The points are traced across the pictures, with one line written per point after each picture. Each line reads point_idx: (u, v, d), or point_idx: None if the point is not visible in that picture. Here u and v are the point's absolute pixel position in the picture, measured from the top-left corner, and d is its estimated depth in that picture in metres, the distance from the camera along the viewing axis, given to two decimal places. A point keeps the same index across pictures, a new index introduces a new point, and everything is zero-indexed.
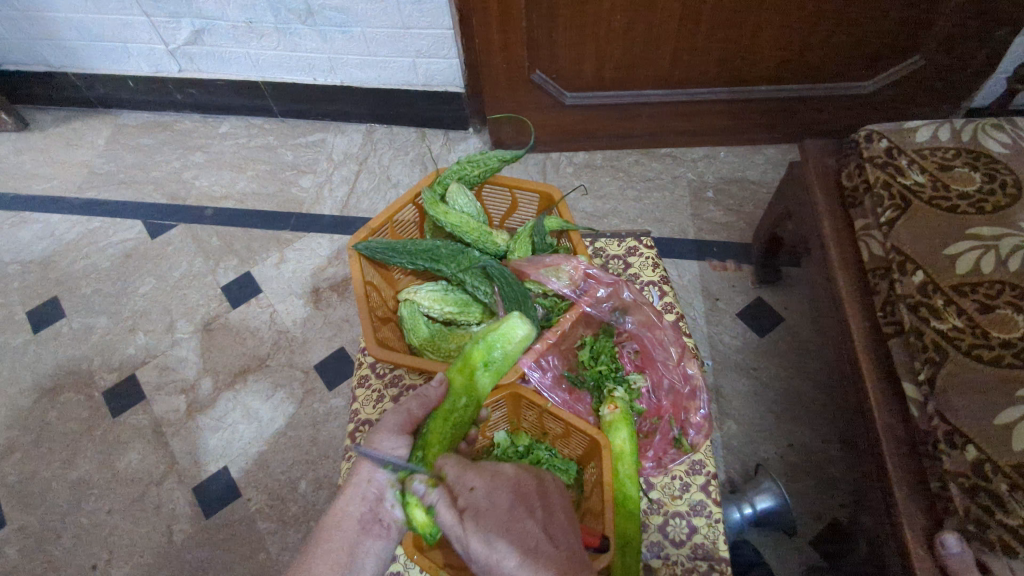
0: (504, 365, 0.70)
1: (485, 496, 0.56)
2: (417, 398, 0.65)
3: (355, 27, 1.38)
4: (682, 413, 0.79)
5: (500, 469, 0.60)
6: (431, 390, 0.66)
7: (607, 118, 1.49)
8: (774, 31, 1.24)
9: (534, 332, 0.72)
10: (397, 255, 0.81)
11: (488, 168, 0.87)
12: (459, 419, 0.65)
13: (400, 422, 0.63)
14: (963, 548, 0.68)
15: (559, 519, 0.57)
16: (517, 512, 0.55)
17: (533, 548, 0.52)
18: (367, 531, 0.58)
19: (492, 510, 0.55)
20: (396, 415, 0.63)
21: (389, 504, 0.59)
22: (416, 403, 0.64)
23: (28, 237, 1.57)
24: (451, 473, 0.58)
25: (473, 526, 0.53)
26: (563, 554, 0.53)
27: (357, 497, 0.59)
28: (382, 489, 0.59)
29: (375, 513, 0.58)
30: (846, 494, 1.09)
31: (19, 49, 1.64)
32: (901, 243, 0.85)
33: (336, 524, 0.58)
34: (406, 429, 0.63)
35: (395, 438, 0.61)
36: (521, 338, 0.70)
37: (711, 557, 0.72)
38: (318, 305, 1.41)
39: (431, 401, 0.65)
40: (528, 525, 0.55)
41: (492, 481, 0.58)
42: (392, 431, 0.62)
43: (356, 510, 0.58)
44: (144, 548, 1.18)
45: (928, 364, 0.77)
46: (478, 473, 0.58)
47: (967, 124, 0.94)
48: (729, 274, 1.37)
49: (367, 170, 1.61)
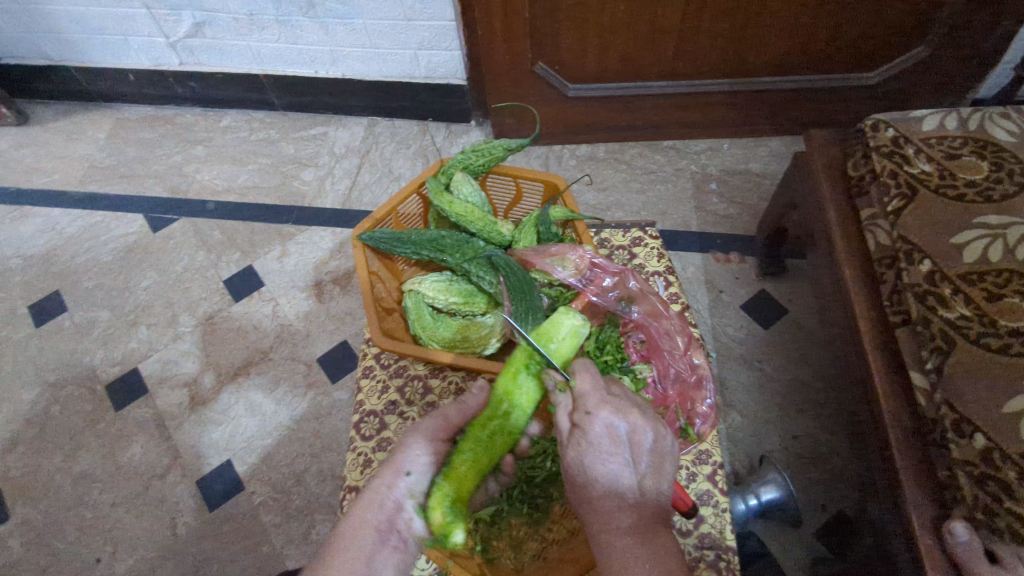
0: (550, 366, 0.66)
1: (604, 427, 0.57)
2: (457, 406, 0.66)
3: (356, 19, 1.37)
4: (689, 403, 0.77)
5: (628, 411, 0.58)
6: (471, 397, 0.67)
7: (609, 110, 1.49)
8: (777, 22, 1.23)
9: (581, 332, 0.68)
10: (402, 245, 0.81)
11: (493, 158, 0.87)
12: (498, 426, 0.63)
13: (435, 429, 0.64)
14: (972, 537, 0.68)
15: (664, 475, 0.58)
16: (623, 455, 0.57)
17: (618, 494, 0.56)
18: (385, 541, 0.58)
19: (601, 443, 0.57)
20: (431, 421, 0.64)
21: (408, 516, 0.60)
22: (454, 410, 0.65)
23: (29, 231, 1.56)
24: (581, 388, 0.60)
25: (574, 450, 0.58)
26: (648, 512, 0.56)
27: (376, 504, 0.59)
28: (402, 500, 0.60)
29: (393, 523, 0.59)
30: (852, 486, 1.09)
31: (19, 42, 1.63)
32: (908, 232, 0.85)
33: (354, 532, 0.58)
34: (440, 435, 0.64)
35: (424, 446, 0.62)
36: (564, 335, 0.67)
37: (718, 547, 0.72)
38: (320, 298, 1.40)
39: (469, 408, 0.66)
40: (629, 473, 0.57)
41: (617, 413, 0.58)
42: (426, 438, 0.63)
43: (374, 518, 0.58)
44: (148, 541, 1.17)
45: (936, 353, 0.77)
46: (603, 403, 0.58)
47: (974, 112, 0.93)
48: (733, 267, 1.37)
49: (368, 163, 1.60)
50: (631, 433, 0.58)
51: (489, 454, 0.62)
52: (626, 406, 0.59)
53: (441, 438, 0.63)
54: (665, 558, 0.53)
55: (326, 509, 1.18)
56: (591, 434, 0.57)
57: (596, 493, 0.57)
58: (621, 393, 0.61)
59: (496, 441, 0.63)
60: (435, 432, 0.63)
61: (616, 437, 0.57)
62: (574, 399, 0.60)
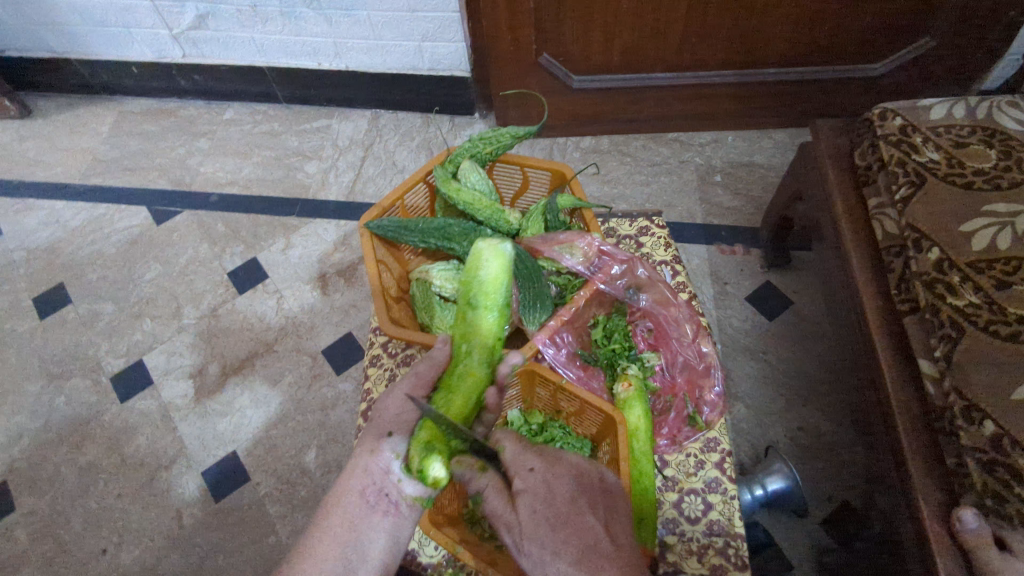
0: (488, 293, 0.71)
1: (546, 479, 0.60)
2: (428, 363, 0.68)
3: (360, 10, 1.37)
4: (696, 391, 0.79)
5: (565, 458, 0.63)
6: (436, 350, 0.69)
7: (614, 103, 1.48)
8: (783, 14, 1.23)
9: (506, 252, 0.72)
10: (409, 233, 0.81)
11: (500, 146, 0.87)
12: (465, 372, 0.67)
13: (410, 389, 0.65)
14: (980, 523, 0.68)
15: (619, 513, 0.59)
16: (579, 504, 0.58)
17: (590, 547, 0.54)
18: (373, 507, 0.59)
19: (550, 496, 0.58)
20: (406, 382, 0.66)
21: (395, 478, 0.59)
22: (423, 366, 0.67)
23: (33, 224, 1.56)
24: (509, 457, 0.61)
25: (528, 513, 0.56)
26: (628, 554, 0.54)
27: (360, 471, 0.60)
28: (388, 462, 0.59)
29: (380, 487, 0.59)
30: (857, 476, 1.09)
31: (21, 35, 1.63)
32: (916, 220, 0.84)
33: (340, 497, 0.60)
34: (415, 394, 0.65)
35: (403, 412, 0.62)
36: (489, 258, 0.72)
37: (727, 533, 0.72)
38: (325, 291, 1.40)
39: (438, 360, 0.68)
40: (592, 519, 0.56)
41: (555, 464, 0.61)
42: (402, 405, 0.63)
43: (360, 484, 0.59)
44: (154, 533, 1.18)
45: (945, 341, 0.77)
46: (539, 457, 0.62)
47: (982, 101, 0.93)
48: (737, 258, 1.36)
49: (372, 156, 1.60)
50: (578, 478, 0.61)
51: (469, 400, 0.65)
52: (562, 455, 0.63)
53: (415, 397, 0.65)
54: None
55: None
56: (540, 490, 0.58)
57: (568, 553, 0.54)
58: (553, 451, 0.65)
59: (464, 382, 0.66)
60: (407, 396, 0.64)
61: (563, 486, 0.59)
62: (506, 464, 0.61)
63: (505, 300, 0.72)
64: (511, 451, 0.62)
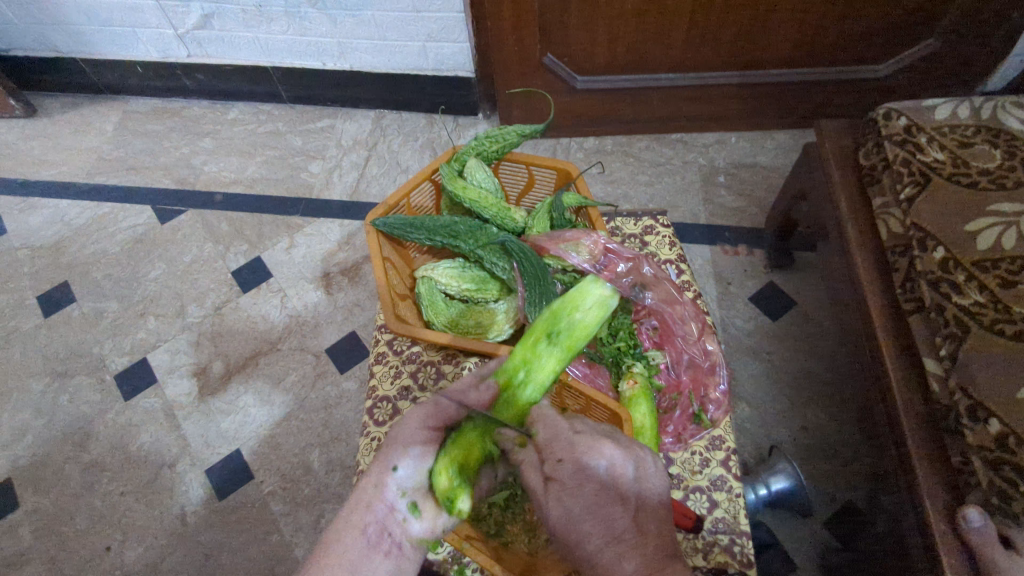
0: (570, 334, 0.66)
1: (580, 469, 0.54)
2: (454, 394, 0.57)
3: (365, 10, 1.37)
4: (702, 389, 0.79)
5: (601, 443, 0.57)
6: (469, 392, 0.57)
7: (618, 103, 1.49)
8: (786, 15, 1.24)
9: (609, 301, 0.69)
10: (416, 231, 0.81)
11: (506, 144, 0.87)
12: (513, 396, 0.58)
13: (423, 418, 0.56)
14: (986, 522, 0.68)
15: (649, 503, 0.57)
16: (607, 497, 0.55)
17: (617, 538, 0.53)
18: (375, 547, 0.55)
19: (583, 490, 0.53)
20: (420, 411, 0.56)
21: (400, 517, 0.54)
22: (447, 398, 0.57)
23: (38, 223, 1.56)
24: (543, 437, 0.54)
25: (555, 507, 0.50)
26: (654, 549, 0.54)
27: (364, 506, 0.56)
28: (393, 499, 0.55)
29: (384, 526, 0.55)
30: (861, 476, 1.09)
31: (27, 35, 1.63)
32: (921, 220, 0.85)
33: (340, 533, 0.56)
34: (428, 424, 0.55)
35: (413, 439, 0.55)
36: (589, 307, 0.68)
37: (733, 531, 0.72)
38: (329, 290, 1.40)
39: (468, 400, 0.56)
40: (619, 512, 0.55)
41: (591, 450, 0.56)
42: (411, 431, 0.55)
43: (362, 520, 0.55)
44: (157, 530, 1.18)
45: (950, 339, 0.77)
46: (575, 442, 0.55)
47: (987, 101, 0.93)
48: (741, 259, 1.37)
49: (376, 156, 1.60)
50: (612, 467, 0.56)
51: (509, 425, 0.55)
52: (599, 439, 0.57)
53: (426, 428, 0.55)
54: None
55: (336, 499, 1.18)
56: (570, 486, 0.52)
57: (593, 549, 0.51)
58: (586, 427, 0.58)
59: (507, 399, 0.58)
60: (421, 425, 0.55)
61: (595, 475, 0.54)
62: (541, 444, 0.53)
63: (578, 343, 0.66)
64: (548, 432, 0.54)
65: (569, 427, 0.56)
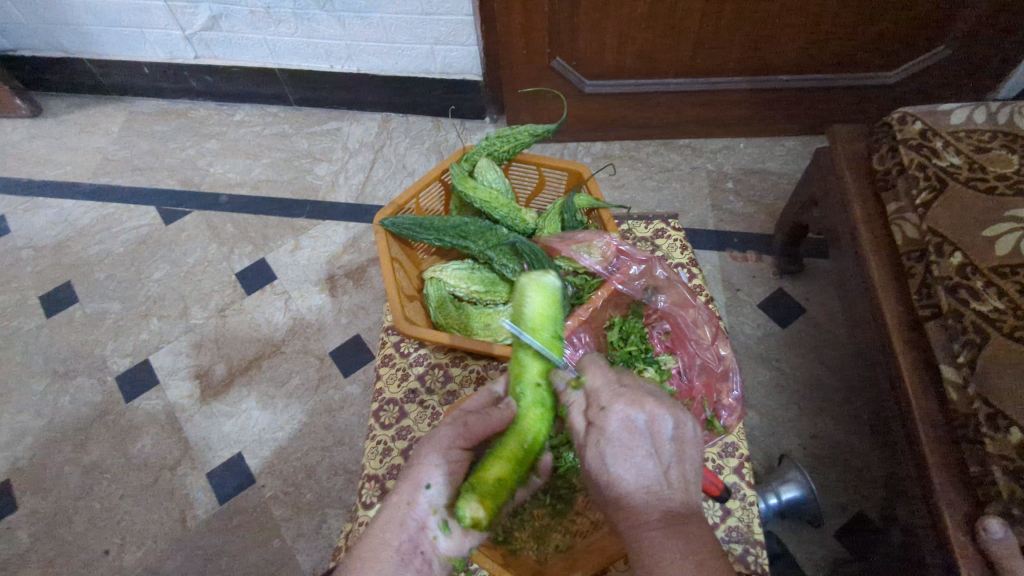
0: (535, 328, 0.66)
1: (619, 419, 0.56)
2: (478, 415, 0.61)
3: (373, 13, 1.36)
4: (714, 395, 0.75)
5: (646, 399, 0.56)
6: (494, 411, 0.62)
7: (626, 107, 1.48)
8: (798, 20, 1.23)
9: (547, 283, 0.69)
10: (426, 231, 0.80)
11: (517, 144, 0.86)
12: (524, 418, 0.62)
13: (452, 436, 0.58)
14: (1008, 533, 0.66)
15: (689, 463, 0.56)
16: (643, 449, 0.55)
17: (643, 488, 0.54)
18: (406, 564, 0.54)
19: (618, 438, 0.55)
20: (449, 428, 0.59)
21: (433, 535, 0.56)
22: (474, 418, 0.60)
23: (42, 222, 1.56)
24: (593, 385, 0.60)
25: (594, 446, 0.56)
26: (676, 507, 0.53)
27: (396, 523, 0.55)
28: (425, 516, 0.56)
29: (416, 544, 0.55)
30: (873, 487, 1.07)
31: (33, 34, 1.63)
32: (937, 225, 0.84)
33: (371, 554, 0.54)
34: (459, 444, 0.59)
35: (444, 457, 0.57)
36: (535, 297, 0.68)
37: (746, 540, 0.70)
38: (334, 292, 1.39)
39: (493, 422, 0.61)
40: (652, 466, 0.54)
41: (631, 404, 0.56)
42: (442, 450, 0.57)
43: (395, 539, 0.54)
44: (156, 534, 1.16)
45: (969, 346, 0.76)
46: (616, 395, 0.57)
47: (1004, 106, 0.92)
48: (750, 265, 1.35)
49: (382, 158, 1.60)
50: (650, 424, 0.56)
51: (521, 446, 0.60)
52: (641, 396, 0.57)
53: (459, 446, 0.58)
54: (696, 547, 0.50)
55: (338, 504, 1.16)
56: (607, 430, 0.56)
57: (620, 489, 0.54)
58: (635, 383, 0.60)
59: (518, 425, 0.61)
60: (451, 442, 0.58)
61: (635, 429, 0.55)
62: (588, 396, 0.60)
63: (554, 336, 0.67)
64: (597, 383, 0.59)
65: (616, 384, 0.59)
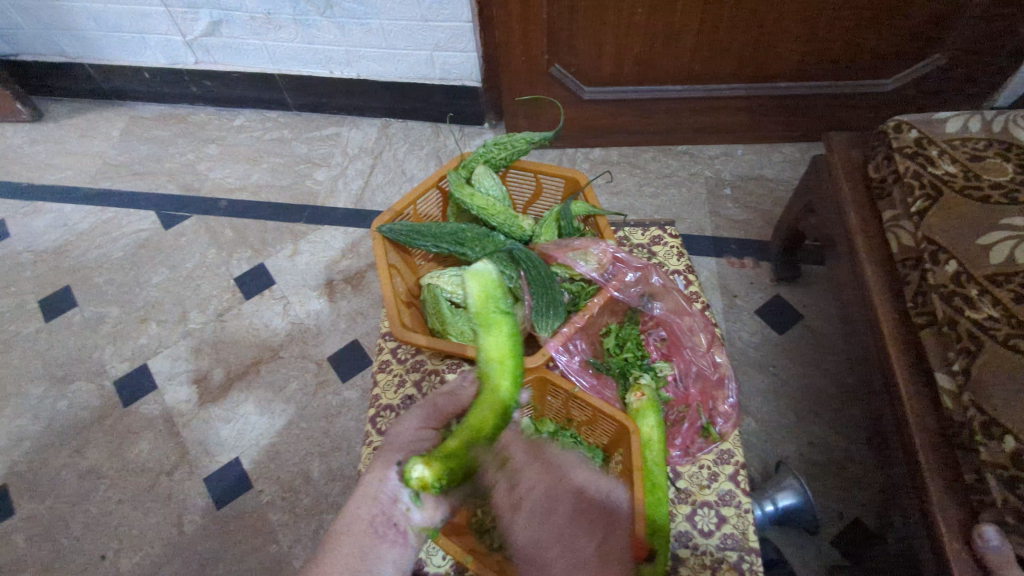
0: (480, 311, 0.70)
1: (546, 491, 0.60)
2: (447, 397, 0.65)
3: (372, 19, 1.37)
4: (710, 402, 0.77)
5: (569, 473, 0.62)
6: (462, 390, 0.66)
7: (625, 114, 1.48)
8: (795, 27, 1.23)
9: (485, 266, 0.74)
10: (422, 238, 0.80)
11: (514, 151, 0.86)
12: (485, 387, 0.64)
13: (423, 418, 0.63)
14: (1004, 542, 0.66)
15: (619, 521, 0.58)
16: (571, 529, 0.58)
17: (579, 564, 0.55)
18: (380, 536, 0.55)
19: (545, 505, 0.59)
20: (419, 411, 0.63)
21: (404, 507, 0.56)
22: (443, 399, 0.64)
23: (41, 227, 1.56)
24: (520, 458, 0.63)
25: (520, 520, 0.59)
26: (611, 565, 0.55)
27: (369, 499, 0.56)
28: (396, 490, 0.56)
29: (388, 516, 0.55)
30: (869, 494, 1.07)
31: (35, 40, 1.64)
32: (933, 234, 0.84)
33: (346, 530, 0.55)
34: (430, 425, 0.62)
35: (413, 439, 0.60)
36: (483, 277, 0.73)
37: (741, 548, 0.69)
38: (332, 298, 1.39)
39: (460, 400, 0.65)
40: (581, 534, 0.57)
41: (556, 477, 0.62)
42: (412, 434, 0.61)
43: (368, 513, 0.56)
44: (153, 539, 1.16)
45: (964, 353, 0.76)
46: (543, 467, 0.63)
47: (998, 114, 0.92)
48: (746, 272, 1.36)
49: (381, 164, 1.60)
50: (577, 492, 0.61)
51: (485, 410, 0.61)
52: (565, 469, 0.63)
53: (428, 427, 0.62)
54: None
55: (334, 510, 1.16)
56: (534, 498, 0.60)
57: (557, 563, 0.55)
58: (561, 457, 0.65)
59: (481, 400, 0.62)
60: (421, 424, 0.62)
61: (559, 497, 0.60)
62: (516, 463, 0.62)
63: (500, 310, 0.71)
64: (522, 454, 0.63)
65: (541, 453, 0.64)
